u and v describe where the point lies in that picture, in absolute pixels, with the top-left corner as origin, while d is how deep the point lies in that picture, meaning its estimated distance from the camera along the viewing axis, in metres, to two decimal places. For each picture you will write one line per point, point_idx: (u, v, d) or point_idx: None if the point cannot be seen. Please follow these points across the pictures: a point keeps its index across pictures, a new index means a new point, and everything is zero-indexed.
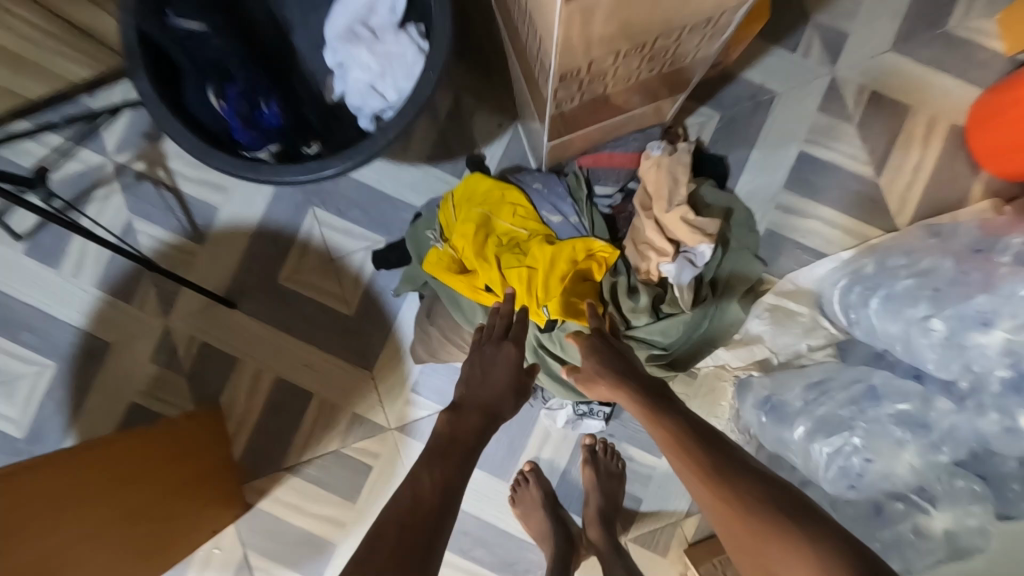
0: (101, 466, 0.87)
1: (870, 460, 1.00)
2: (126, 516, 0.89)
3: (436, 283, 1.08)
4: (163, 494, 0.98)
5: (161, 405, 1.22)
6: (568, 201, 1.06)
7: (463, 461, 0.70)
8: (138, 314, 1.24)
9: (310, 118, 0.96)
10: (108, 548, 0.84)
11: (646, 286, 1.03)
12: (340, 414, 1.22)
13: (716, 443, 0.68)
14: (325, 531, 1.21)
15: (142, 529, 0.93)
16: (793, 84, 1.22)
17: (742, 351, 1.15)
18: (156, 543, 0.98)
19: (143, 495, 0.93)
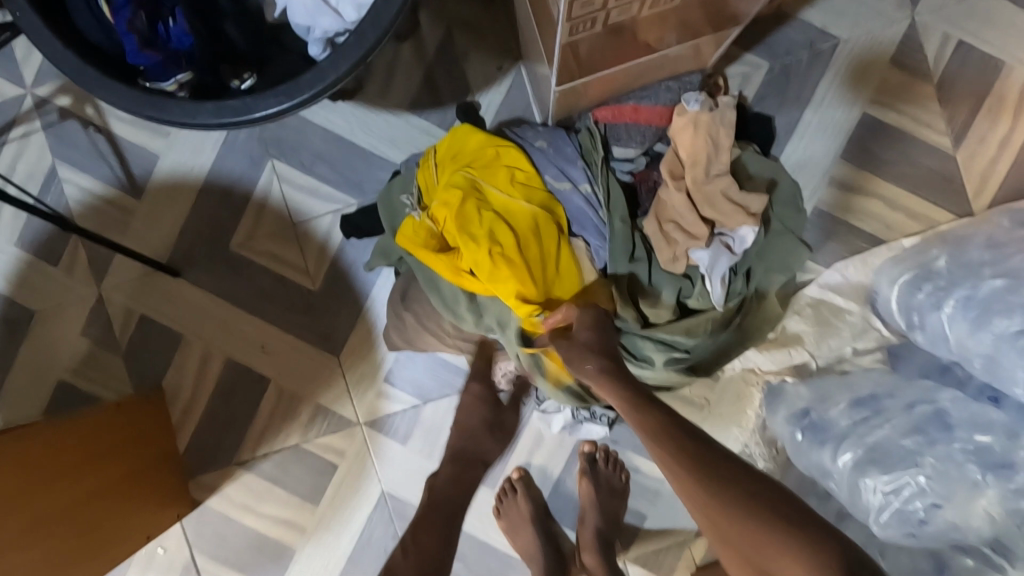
0: (15, 465, 0.69)
1: (937, 506, 0.81)
2: (49, 521, 0.72)
3: (413, 261, 0.88)
4: (94, 492, 0.81)
5: (94, 386, 1.05)
6: (579, 164, 0.86)
7: (444, 528, 0.94)
8: (66, 279, 1.05)
9: (232, 37, 0.74)
10: (27, 564, 0.68)
11: (671, 276, 0.86)
12: (301, 405, 1.05)
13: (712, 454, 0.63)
14: (283, 535, 1.06)
15: (69, 536, 0.76)
16: (862, 29, 0.99)
17: (777, 353, 0.97)
18: (87, 549, 0.81)
19: (68, 495, 0.76)
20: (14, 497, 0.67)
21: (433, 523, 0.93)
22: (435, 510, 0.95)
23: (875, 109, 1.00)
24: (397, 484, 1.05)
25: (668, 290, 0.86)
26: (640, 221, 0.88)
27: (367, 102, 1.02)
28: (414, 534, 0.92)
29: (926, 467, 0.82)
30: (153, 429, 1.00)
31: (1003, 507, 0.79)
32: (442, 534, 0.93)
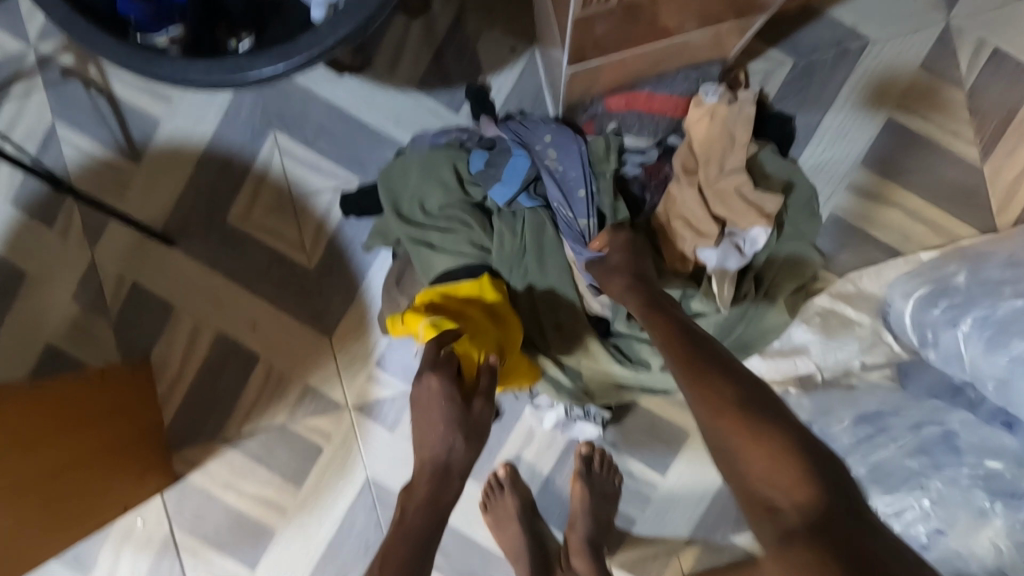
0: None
1: (940, 533, 0.78)
2: (20, 489, 0.69)
3: (407, 243, 0.84)
4: (68, 461, 0.78)
5: (82, 353, 1.03)
6: (584, 161, 0.83)
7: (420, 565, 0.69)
8: (59, 241, 1.03)
9: None
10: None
11: (677, 277, 0.81)
12: (290, 385, 1.03)
13: (729, 388, 0.57)
14: (263, 515, 1.04)
15: (35, 508, 0.72)
16: (892, 30, 0.95)
17: (781, 363, 0.92)
18: (62, 517, 0.78)
19: (42, 462, 0.73)
20: None
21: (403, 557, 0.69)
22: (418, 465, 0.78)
23: (901, 115, 0.96)
24: (382, 471, 1.03)
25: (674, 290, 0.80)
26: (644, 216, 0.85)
27: (374, 78, 0.99)
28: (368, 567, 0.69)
29: (931, 492, 0.79)
30: (136, 401, 0.98)
31: (1011, 540, 0.76)
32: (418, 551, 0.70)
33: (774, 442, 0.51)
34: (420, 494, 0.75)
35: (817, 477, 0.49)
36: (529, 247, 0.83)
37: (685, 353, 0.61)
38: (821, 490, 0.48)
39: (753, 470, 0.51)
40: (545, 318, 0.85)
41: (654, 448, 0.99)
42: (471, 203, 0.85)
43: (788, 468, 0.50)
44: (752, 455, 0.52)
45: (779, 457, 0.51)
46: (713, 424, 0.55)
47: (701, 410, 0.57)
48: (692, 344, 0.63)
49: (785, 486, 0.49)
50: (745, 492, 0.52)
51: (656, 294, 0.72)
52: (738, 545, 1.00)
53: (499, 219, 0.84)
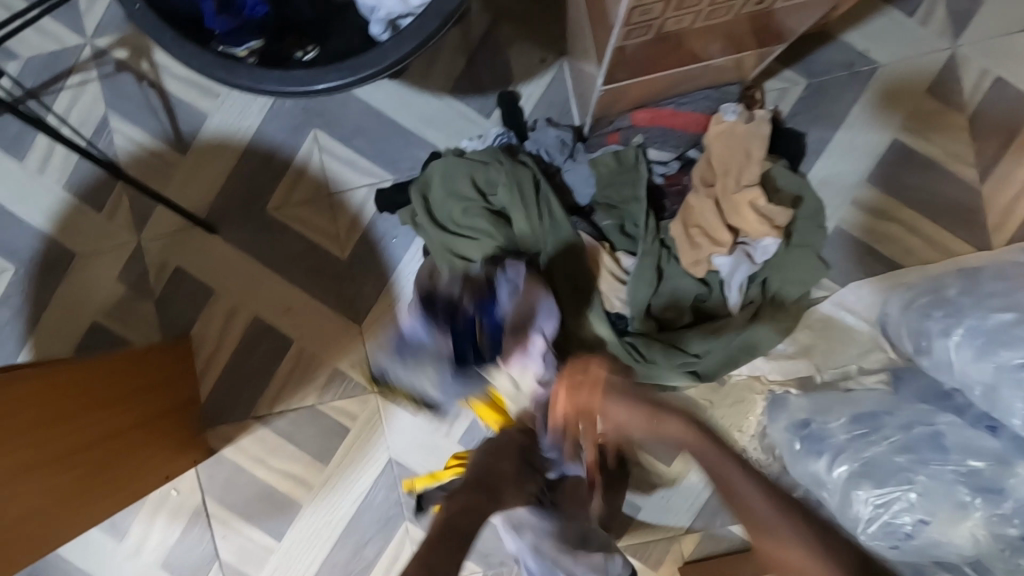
0: (31, 401, 0.72)
1: (924, 523, 0.84)
2: (61, 457, 0.75)
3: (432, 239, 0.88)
4: (103, 435, 0.84)
5: (125, 331, 1.10)
6: (593, 178, 0.87)
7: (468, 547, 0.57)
8: (108, 225, 1.10)
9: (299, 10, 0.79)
10: (34, 493, 0.71)
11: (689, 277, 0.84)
12: (320, 368, 1.10)
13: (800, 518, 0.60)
14: (290, 489, 1.11)
15: (77, 475, 0.79)
16: (901, 56, 1.02)
17: (784, 364, 1.01)
18: (102, 485, 0.84)
19: (78, 435, 0.79)
20: (23, 432, 0.70)
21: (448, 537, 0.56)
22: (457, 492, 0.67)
23: (907, 135, 1.02)
24: (403, 453, 1.09)
25: (688, 292, 0.85)
26: (664, 223, 0.86)
27: (411, 82, 1.06)
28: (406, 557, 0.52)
29: (917, 486, 0.84)
30: (175, 377, 1.04)
31: (987, 530, 0.82)
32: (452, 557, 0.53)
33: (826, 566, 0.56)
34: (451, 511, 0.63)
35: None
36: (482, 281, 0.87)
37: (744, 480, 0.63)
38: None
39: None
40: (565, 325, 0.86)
41: (662, 440, 1.06)
42: (491, 211, 0.86)
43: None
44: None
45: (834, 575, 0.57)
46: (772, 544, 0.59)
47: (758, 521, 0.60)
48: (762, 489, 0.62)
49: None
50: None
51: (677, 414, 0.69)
52: (735, 534, 1.06)
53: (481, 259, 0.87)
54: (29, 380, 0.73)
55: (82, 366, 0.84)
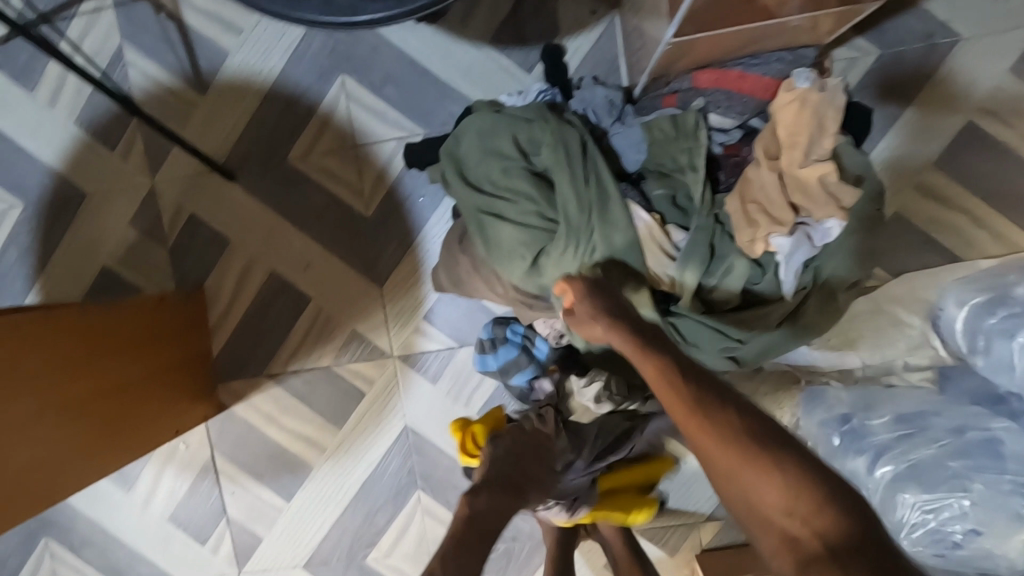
0: (25, 349, 0.66)
1: (976, 532, 0.78)
2: (71, 406, 0.72)
3: (460, 194, 0.81)
4: (105, 387, 0.79)
5: (136, 278, 1.05)
6: (646, 143, 0.79)
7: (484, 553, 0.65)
8: (122, 165, 1.04)
9: None
10: (43, 442, 0.68)
11: (743, 257, 0.76)
12: (338, 329, 1.05)
13: (762, 435, 0.53)
14: (303, 451, 1.08)
15: (87, 426, 0.76)
16: (985, 29, 0.93)
17: (831, 354, 0.96)
18: (105, 438, 0.79)
19: (77, 385, 0.73)
20: (32, 376, 0.66)
21: (467, 543, 0.65)
22: (481, 481, 0.75)
23: (982, 118, 0.94)
24: (420, 421, 1.06)
25: (739, 273, 0.76)
26: (720, 196, 0.78)
27: (448, 29, 0.98)
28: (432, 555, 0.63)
29: (973, 493, 0.79)
30: (187, 330, 1.00)
31: None
32: (472, 555, 0.64)
33: (786, 478, 0.50)
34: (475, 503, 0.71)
35: (826, 503, 0.48)
36: (545, 269, 0.78)
37: (680, 396, 0.58)
38: (838, 509, 0.48)
39: (765, 503, 0.50)
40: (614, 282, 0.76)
41: None
42: (533, 172, 0.79)
43: (789, 497, 0.49)
44: (763, 492, 0.51)
45: (786, 487, 0.50)
46: (720, 461, 0.53)
47: (699, 443, 0.55)
48: (718, 405, 0.56)
49: (804, 514, 0.49)
50: (755, 520, 0.52)
51: (643, 330, 0.67)
52: None
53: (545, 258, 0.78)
54: (24, 326, 0.67)
55: (80, 312, 0.78)
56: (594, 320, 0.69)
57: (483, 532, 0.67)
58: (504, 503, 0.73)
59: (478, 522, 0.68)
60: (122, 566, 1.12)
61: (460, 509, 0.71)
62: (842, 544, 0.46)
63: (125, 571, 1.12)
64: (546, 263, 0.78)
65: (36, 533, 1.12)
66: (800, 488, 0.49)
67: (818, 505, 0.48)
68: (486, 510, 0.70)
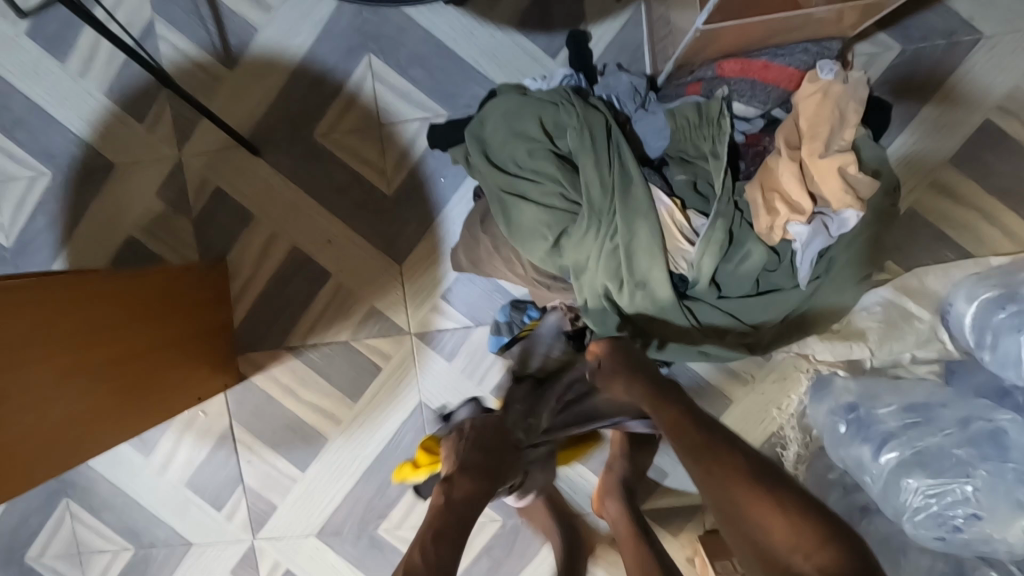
0: (50, 311, 0.69)
1: (977, 518, 0.77)
2: (94, 368, 0.75)
3: (485, 174, 0.83)
4: (127, 353, 0.81)
5: (160, 248, 1.08)
6: (669, 130, 0.81)
7: (461, 538, 0.75)
8: (149, 137, 1.06)
9: None
10: (66, 400, 0.71)
11: (762, 246, 0.77)
12: (357, 305, 1.07)
13: (771, 477, 0.65)
14: (319, 422, 1.11)
15: (110, 388, 0.78)
16: (1009, 27, 0.93)
17: (838, 345, 0.98)
18: (126, 403, 0.82)
19: (100, 349, 0.76)
20: (56, 338, 0.69)
21: (449, 531, 0.75)
22: (451, 470, 0.83)
23: (1000, 116, 0.95)
24: (435, 398, 1.08)
25: (755, 261, 0.77)
26: (739, 184, 0.80)
27: (475, 12, 0.99)
28: (414, 542, 0.73)
29: (976, 479, 0.78)
30: (209, 300, 1.03)
31: None
32: (450, 540, 0.74)
33: (789, 513, 0.61)
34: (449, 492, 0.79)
35: (827, 539, 0.58)
36: (566, 251, 0.80)
37: (695, 441, 0.71)
38: (841, 551, 0.57)
39: (776, 537, 0.60)
40: (633, 266, 0.78)
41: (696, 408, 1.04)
42: (557, 155, 0.81)
43: (795, 531, 0.59)
44: (774, 528, 0.60)
45: (792, 522, 0.60)
46: (734, 498, 0.64)
47: (710, 481, 0.67)
48: (728, 453, 0.68)
49: (808, 551, 0.58)
50: (764, 556, 0.61)
51: (659, 382, 0.79)
52: None
53: (567, 239, 0.80)
54: (50, 289, 0.69)
55: (109, 278, 0.80)
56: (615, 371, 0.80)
57: (458, 521, 0.76)
58: (474, 488, 0.81)
59: (452, 511, 0.77)
60: (139, 529, 1.15)
61: (435, 500, 0.80)
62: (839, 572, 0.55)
63: (142, 533, 1.15)
64: (569, 245, 0.80)
65: (57, 493, 1.15)
66: (801, 522, 0.60)
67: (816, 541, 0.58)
68: (458, 498, 0.79)
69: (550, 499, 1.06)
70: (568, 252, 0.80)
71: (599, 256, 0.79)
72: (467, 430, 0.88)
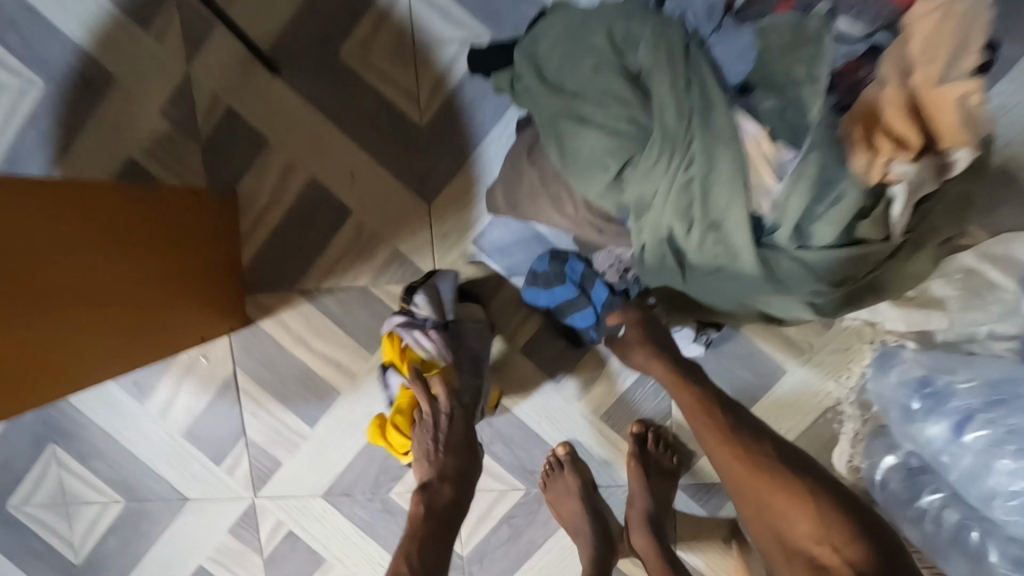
0: (26, 224, 0.58)
1: None
2: (93, 289, 0.66)
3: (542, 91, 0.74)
4: (128, 278, 0.72)
5: (164, 173, 0.97)
6: (755, 51, 0.70)
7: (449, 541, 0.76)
8: (155, 48, 0.95)
9: None
10: (64, 321, 0.62)
11: (862, 190, 0.66)
12: (378, 247, 0.98)
13: (794, 465, 0.66)
14: (331, 375, 1.01)
15: (112, 314, 0.69)
16: None
17: (913, 314, 0.88)
18: (120, 336, 0.72)
19: (87, 274, 0.65)
20: (49, 247, 0.60)
21: (435, 539, 0.74)
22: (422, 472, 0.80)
23: None
24: None
25: (852, 204, 0.66)
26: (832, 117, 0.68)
27: None
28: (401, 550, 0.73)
29: None
30: (215, 231, 0.93)
31: None
32: (440, 544, 0.74)
33: (817, 513, 0.61)
34: (431, 494, 0.78)
35: (854, 532, 0.59)
36: (631, 183, 0.71)
37: (721, 426, 0.71)
38: (867, 543, 0.58)
39: (801, 531, 0.62)
40: (709, 202, 0.68)
41: (743, 376, 0.97)
42: (627, 73, 0.70)
43: (819, 521, 0.61)
44: (799, 522, 0.62)
45: (816, 513, 0.61)
46: (758, 491, 0.65)
47: (734, 471, 0.68)
48: (749, 439, 0.69)
49: (835, 545, 0.59)
50: (788, 549, 0.62)
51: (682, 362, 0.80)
52: None
53: (633, 169, 0.70)
54: (22, 200, 0.58)
55: (90, 195, 0.68)
56: (640, 349, 0.81)
57: (445, 522, 0.77)
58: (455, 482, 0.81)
59: (436, 515, 0.77)
60: (132, 481, 1.07)
61: (415, 508, 0.78)
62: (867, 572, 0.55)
63: (135, 485, 1.07)
64: (635, 177, 0.70)
65: (43, 438, 1.06)
66: (830, 519, 0.60)
67: (843, 534, 0.59)
68: (438, 499, 0.78)
69: (580, 472, 0.98)
70: (632, 184, 0.71)
71: (667, 191, 0.69)
72: (428, 428, 0.81)
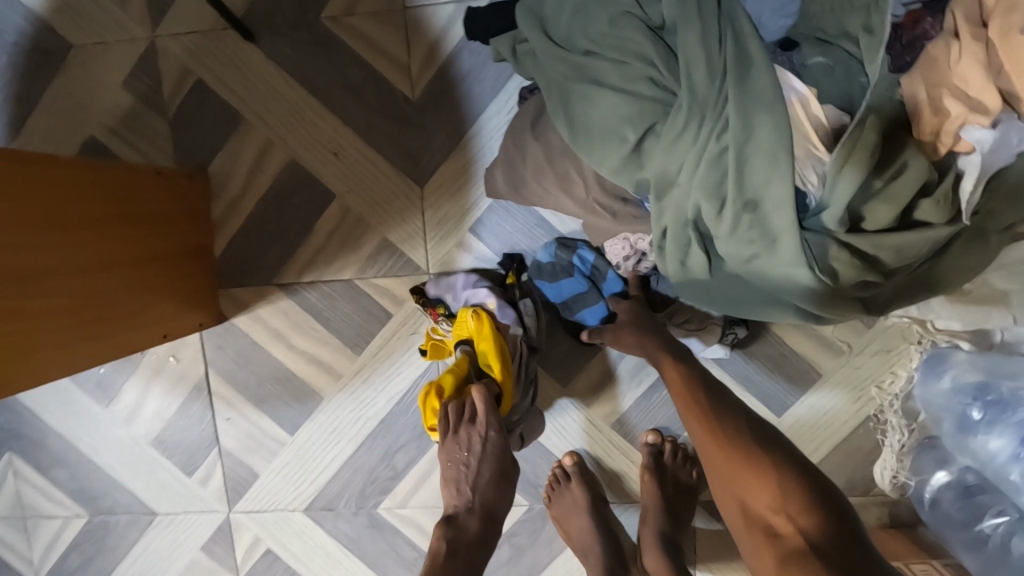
0: None
1: None
2: (37, 276, 0.56)
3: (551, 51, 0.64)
4: (82, 263, 0.62)
5: (129, 153, 0.88)
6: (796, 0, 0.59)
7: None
8: (117, 13, 0.86)
9: None
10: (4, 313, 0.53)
11: (921, 163, 0.56)
12: (366, 235, 0.88)
13: (766, 440, 0.60)
14: (314, 376, 0.92)
15: (60, 305, 0.60)
16: None
17: (970, 312, 0.75)
18: (61, 334, 0.61)
19: (20, 263, 0.54)
20: None
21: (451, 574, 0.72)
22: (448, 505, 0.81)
23: None
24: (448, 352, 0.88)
25: (914, 176, 0.56)
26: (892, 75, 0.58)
27: None
28: None
29: None
30: (185, 216, 0.83)
31: None
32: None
33: (781, 481, 0.55)
34: (455, 526, 0.77)
35: (816, 506, 0.52)
36: (652, 157, 0.61)
37: (699, 405, 0.66)
38: (826, 517, 0.51)
39: (759, 503, 0.55)
40: (745, 175, 0.57)
41: (772, 378, 0.88)
42: (649, 27, 0.60)
43: (779, 491, 0.54)
44: (758, 493, 0.55)
45: (779, 485, 0.55)
46: (723, 464, 0.59)
47: (704, 449, 0.62)
48: (728, 417, 0.63)
49: (792, 513, 0.52)
50: (746, 522, 0.56)
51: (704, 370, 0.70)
52: None
53: (656, 141, 0.60)
54: None
55: (42, 170, 0.59)
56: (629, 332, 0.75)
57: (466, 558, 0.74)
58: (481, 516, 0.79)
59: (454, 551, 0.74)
60: (96, 492, 0.97)
61: (438, 544, 0.76)
62: (824, 544, 0.49)
63: (99, 498, 0.97)
64: (657, 149, 0.60)
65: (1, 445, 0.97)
66: (790, 488, 0.54)
67: (802, 505, 0.53)
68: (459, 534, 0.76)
69: (589, 484, 0.87)
70: (654, 158, 0.61)
71: (695, 164, 0.59)
72: (460, 455, 0.79)
